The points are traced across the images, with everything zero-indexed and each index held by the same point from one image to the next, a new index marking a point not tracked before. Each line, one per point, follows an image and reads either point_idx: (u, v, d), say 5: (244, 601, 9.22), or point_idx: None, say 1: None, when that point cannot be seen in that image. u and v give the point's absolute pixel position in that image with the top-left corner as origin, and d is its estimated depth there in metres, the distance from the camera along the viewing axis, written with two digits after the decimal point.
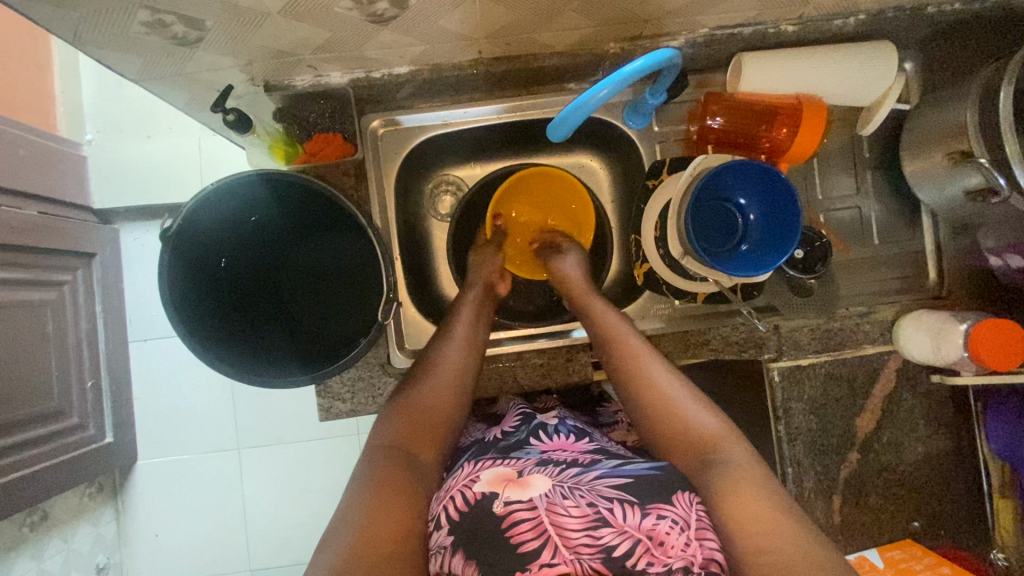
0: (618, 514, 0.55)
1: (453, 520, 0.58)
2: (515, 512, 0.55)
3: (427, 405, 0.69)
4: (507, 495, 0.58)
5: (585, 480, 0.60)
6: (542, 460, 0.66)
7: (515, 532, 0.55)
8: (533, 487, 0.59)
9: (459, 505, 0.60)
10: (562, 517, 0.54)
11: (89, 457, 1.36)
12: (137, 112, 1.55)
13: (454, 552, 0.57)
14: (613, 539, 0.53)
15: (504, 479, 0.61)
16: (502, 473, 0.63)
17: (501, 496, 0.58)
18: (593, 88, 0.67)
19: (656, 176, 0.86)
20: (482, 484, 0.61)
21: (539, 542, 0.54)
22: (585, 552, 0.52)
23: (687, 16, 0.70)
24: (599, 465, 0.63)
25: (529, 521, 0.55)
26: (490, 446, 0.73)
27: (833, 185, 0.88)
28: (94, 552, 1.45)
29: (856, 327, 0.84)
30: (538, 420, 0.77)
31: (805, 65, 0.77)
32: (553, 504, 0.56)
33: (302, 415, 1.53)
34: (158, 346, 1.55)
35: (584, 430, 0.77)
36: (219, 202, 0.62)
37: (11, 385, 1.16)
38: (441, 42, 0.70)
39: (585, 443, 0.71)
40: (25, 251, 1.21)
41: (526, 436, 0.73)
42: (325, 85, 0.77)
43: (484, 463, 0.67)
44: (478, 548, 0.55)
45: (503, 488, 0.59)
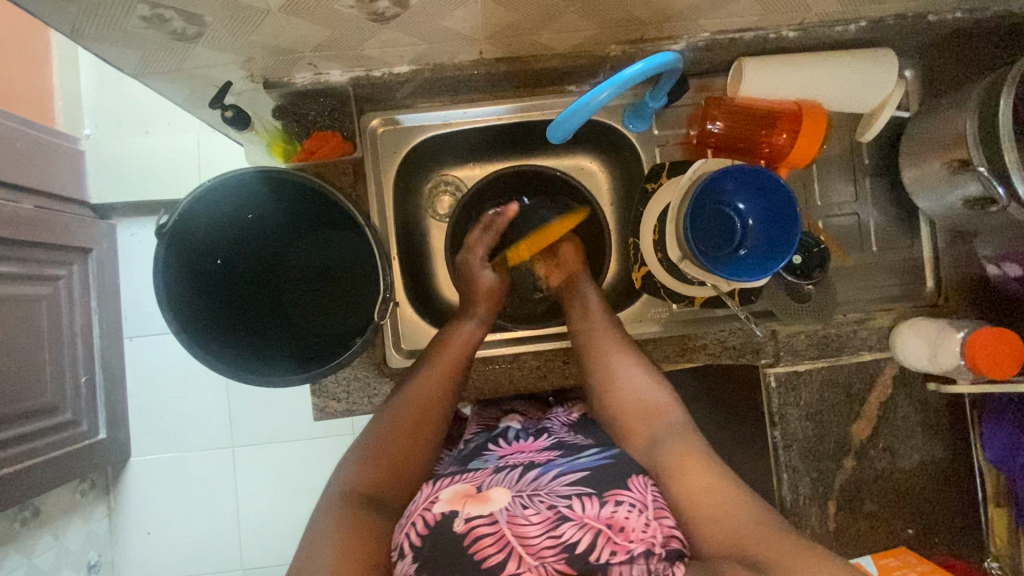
0: (577, 508, 0.55)
1: (415, 547, 0.55)
2: (477, 527, 0.53)
3: (398, 433, 0.66)
4: (468, 512, 0.55)
5: (542, 483, 0.58)
6: (500, 467, 0.64)
7: (479, 547, 0.52)
8: (495, 501, 0.56)
9: (419, 530, 0.56)
10: (524, 526, 0.53)
11: (81, 453, 1.35)
12: (137, 108, 1.54)
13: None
14: (574, 535, 0.52)
15: (463, 495, 0.58)
16: (462, 489, 0.59)
17: (461, 513, 0.55)
18: (594, 90, 0.66)
19: (655, 179, 0.85)
20: (442, 503, 0.57)
21: (503, 555, 0.52)
22: (548, 555, 0.52)
23: (688, 20, 0.70)
24: (553, 463, 0.62)
25: (491, 535, 0.53)
26: (455, 459, 0.73)
27: (832, 191, 0.88)
28: (86, 549, 1.44)
29: (854, 334, 0.85)
30: (498, 429, 0.76)
31: (805, 71, 0.76)
32: (514, 515, 0.54)
33: (298, 414, 1.52)
34: (153, 342, 1.54)
35: (541, 427, 0.75)
36: (216, 199, 0.61)
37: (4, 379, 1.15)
38: (442, 42, 0.70)
39: (543, 440, 0.70)
40: (20, 245, 1.20)
41: (485, 444, 0.73)
42: (325, 83, 0.77)
43: (444, 481, 0.62)
44: (443, 569, 0.52)
45: (463, 506, 0.56)
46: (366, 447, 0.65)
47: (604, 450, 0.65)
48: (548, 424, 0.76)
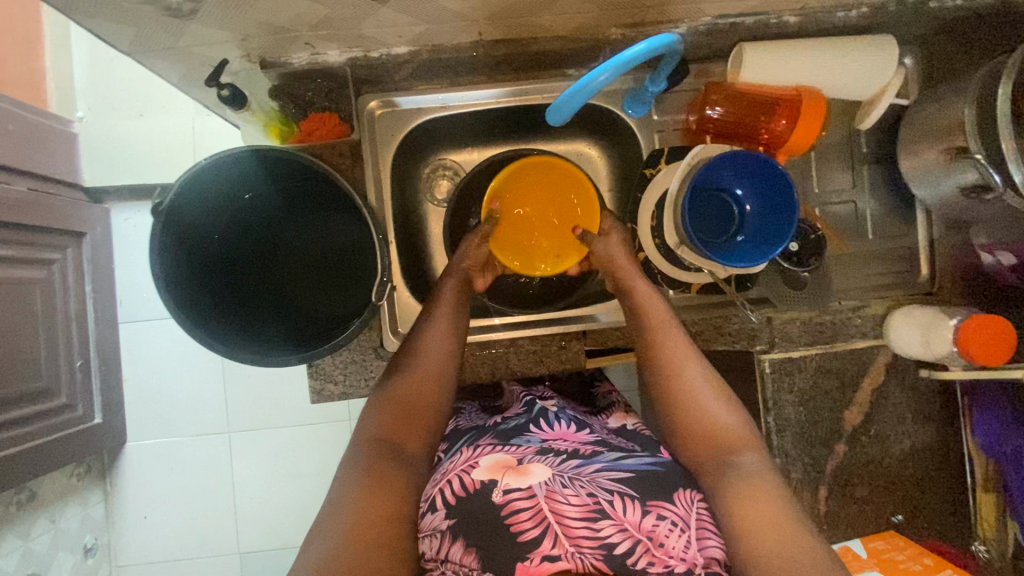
0: (618, 507, 0.57)
1: (449, 504, 0.59)
2: (514, 502, 0.57)
3: (412, 391, 0.68)
4: (507, 483, 0.59)
5: (584, 472, 0.62)
6: (543, 448, 0.68)
7: (515, 520, 0.56)
8: (533, 475, 0.60)
9: (456, 491, 0.60)
10: (562, 504, 0.56)
11: (78, 437, 1.36)
12: (129, 90, 1.53)
13: (453, 538, 0.57)
14: (614, 536, 0.55)
15: (503, 466, 0.62)
16: (502, 460, 0.64)
17: (500, 484, 0.59)
18: (592, 71, 0.66)
19: (654, 164, 0.85)
20: (480, 470, 0.63)
21: (540, 530, 0.55)
22: (586, 546, 0.54)
23: (690, 3, 0.70)
24: (599, 458, 0.65)
25: (529, 511, 0.56)
26: (490, 431, 0.76)
27: (831, 180, 0.88)
28: (82, 533, 1.45)
29: (848, 321, 0.84)
30: (539, 408, 0.80)
31: (804, 56, 0.76)
32: (553, 492, 0.58)
33: (292, 399, 1.53)
34: (147, 327, 1.54)
35: (583, 420, 0.79)
36: (211, 177, 0.60)
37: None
38: (441, 23, 0.70)
39: (586, 433, 0.74)
40: (16, 229, 1.20)
41: (526, 423, 0.76)
42: (322, 63, 0.76)
43: (483, 450, 0.69)
44: (478, 533, 0.56)
45: (502, 474, 0.60)
46: (387, 402, 0.67)
47: (655, 456, 0.67)
48: (590, 422, 0.80)
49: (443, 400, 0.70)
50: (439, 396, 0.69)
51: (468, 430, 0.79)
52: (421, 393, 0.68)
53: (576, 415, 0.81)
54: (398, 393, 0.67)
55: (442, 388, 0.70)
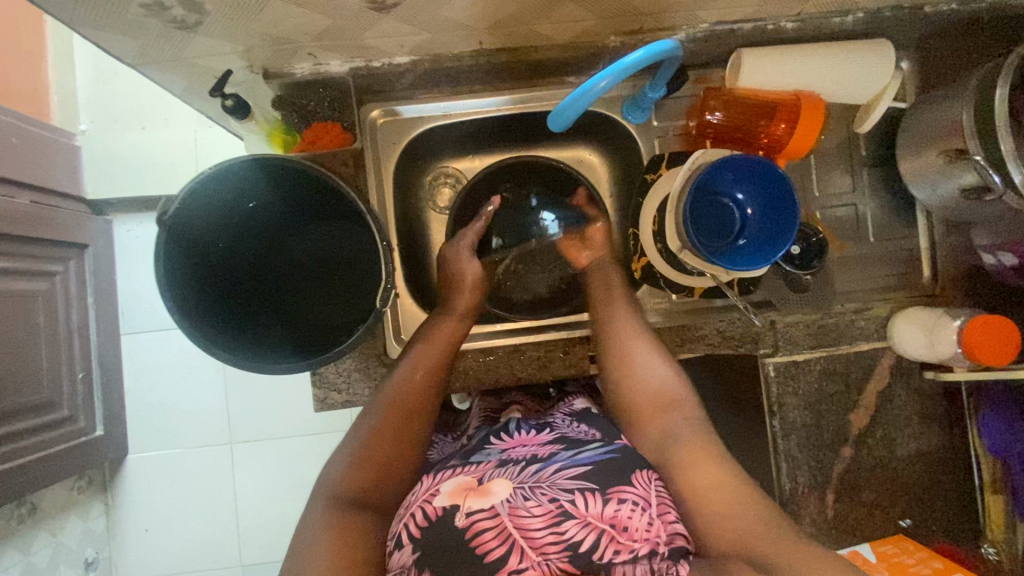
0: (580, 504, 0.56)
1: (414, 538, 0.56)
2: (478, 522, 0.54)
3: (388, 421, 0.67)
4: (469, 505, 0.56)
5: (544, 477, 0.60)
6: (502, 460, 0.66)
7: (480, 541, 0.54)
8: (495, 494, 0.57)
9: (419, 522, 0.57)
10: (525, 518, 0.54)
11: (79, 449, 1.41)
12: (135, 104, 1.56)
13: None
14: (578, 533, 0.54)
15: (464, 489, 0.59)
16: (463, 483, 0.60)
17: (462, 507, 0.56)
18: (593, 78, 0.66)
19: (655, 169, 0.86)
20: (443, 497, 0.58)
21: (505, 548, 0.53)
22: (551, 551, 0.53)
23: (688, 10, 0.71)
24: (558, 458, 0.64)
25: (492, 530, 0.54)
26: (456, 453, 0.75)
27: (832, 183, 0.89)
28: (83, 546, 1.50)
29: (850, 324, 0.85)
30: (498, 423, 0.79)
31: (802, 61, 0.77)
32: (515, 507, 0.56)
33: (295, 412, 1.59)
34: (151, 339, 1.60)
35: (543, 423, 0.78)
36: (215, 186, 0.60)
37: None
38: (442, 32, 0.70)
39: (544, 433, 0.73)
40: (13, 241, 1.22)
41: (487, 437, 0.75)
42: (324, 73, 0.77)
43: (443, 476, 0.64)
44: (444, 558, 0.54)
45: (463, 498, 0.57)
46: (359, 437, 0.66)
47: (610, 445, 0.67)
48: (551, 419, 0.79)
49: (426, 428, 0.70)
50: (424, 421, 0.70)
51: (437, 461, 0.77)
52: (403, 417, 0.68)
53: (537, 421, 0.79)
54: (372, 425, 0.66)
55: (424, 415, 0.70)
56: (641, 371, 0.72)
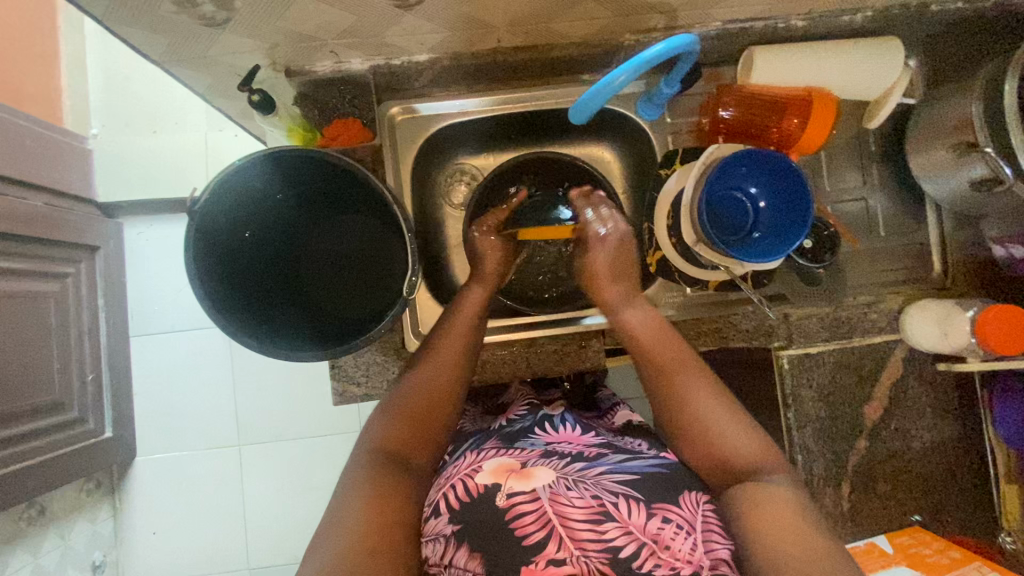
0: (623, 510, 0.57)
1: (453, 508, 0.61)
2: (519, 504, 0.57)
3: (423, 397, 0.68)
4: (511, 486, 0.60)
5: (589, 474, 0.62)
6: (547, 451, 0.69)
7: (520, 524, 0.56)
8: (538, 479, 0.61)
9: (459, 495, 0.62)
10: (566, 507, 0.57)
11: (88, 450, 1.42)
12: (146, 109, 1.58)
13: (456, 544, 0.58)
14: (619, 539, 0.55)
15: (507, 469, 0.64)
16: (506, 464, 0.65)
17: (505, 487, 0.60)
18: (612, 72, 0.67)
19: (668, 166, 0.86)
20: (485, 474, 0.64)
21: (544, 534, 0.55)
22: (591, 548, 0.54)
23: (702, 8, 0.73)
24: (604, 460, 0.66)
25: (532, 514, 0.56)
26: (495, 434, 0.78)
27: (842, 180, 0.90)
28: (91, 549, 1.50)
29: (863, 316, 0.86)
30: (544, 413, 0.82)
31: (813, 58, 0.79)
32: (557, 494, 0.58)
33: (304, 413, 1.60)
34: (158, 341, 1.61)
35: (589, 424, 0.81)
36: (246, 176, 0.61)
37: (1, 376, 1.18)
38: (461, 31, 0.72)
39: (591, 436, 0.75)
40: (22, 242, 1.24)
41: (531, 426, 0.78)
42: (345, 72, 0.78)
43: (487, 455, 0.70)
44: (483, 539, 0.57)
45: (506, 478, 0.61)
46: (395, 407, 0.68)
47: (660, 458, 0.68)
48: (596, 425, 0.81)
49: (452, 415, 0.70)
50: (449, 413, 0.69)
51: (473, 433, 0.82)
52: (426, 407, 0.68)
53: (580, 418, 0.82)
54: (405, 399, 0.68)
55: (456, 393, 0.70)
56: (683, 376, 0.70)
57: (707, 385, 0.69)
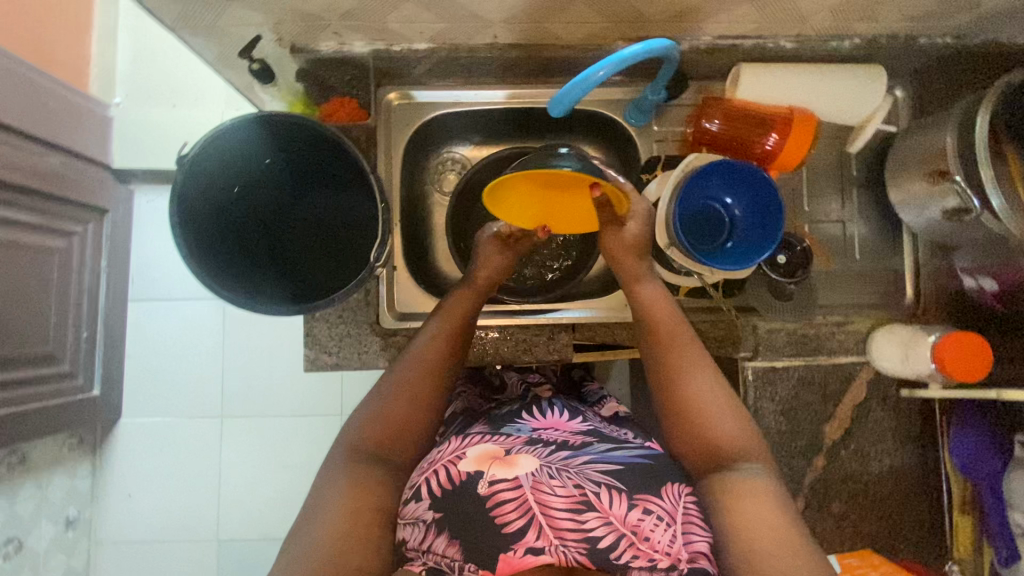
0: (604, 501, 0.59)
1: (436, 495, 0.62)
2: (500, 492, 0.59)
3: (401, 411, 0.68)
4: (493, 473, 0.61)
5: (572, 463, 0.64)
6: (532, 439, 0.71)
7: (500, 511, 0.59)
8: (520, 467, 0.62)
9: (442, 482, 0.63)
10: (548, 496, 0.59)
11: (75, 405, 1.46)
12: (167, 83, 1.64)
13: (437, 531, 0.60)
14: (599, 529, 0.57)
15: (489, 457, 0.65)
16: (490, 451, 0.67)
17: (487, 474, 0.61)
18: (593, 67, 0.70)
19: (650, 171, 0.89)
20: (468, 461, 0.65)
21: (524, 522, 0.58)
22: (570, 538, 0.57)
23: (692, 20, 0.76)
24: (589, 449, 0.68)
25: (513, 502, 0.59)
26: (484, 418, 0.81)
27: (823, 202, 0.91)
28: (66, 504, 1.53)
29: (831, 335, 0.87)
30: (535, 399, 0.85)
31: (798, 78, 0.82)
32: (539, 482, 0.60)
33: (286, 391, 1.62)
34: (154, 308, 1.65)
35: (577, 410, 0.83)
36: (235, 136, 0.65)
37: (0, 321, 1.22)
38: (459, 23, 0.76)
39: (577, 423, 0.78)
40: (35, 196, 1.30)
41: (519, 411, 0.80)
42: (347, 53, 0.82)
43: (472, 440, 0.71)
44: (460, 524, 0.59)
45: (489, 465, 0.63)
46: (378, 408, 0.68)
47: (646, 449, 0.70)
48: (585, 411, 0.84)
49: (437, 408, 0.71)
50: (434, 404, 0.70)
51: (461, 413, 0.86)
52: (413, 405, 0.68)
53: (570, 404, 0.85)
54: (387, 404, 0.68)
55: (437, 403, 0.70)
56: (691, 379, 0.68)
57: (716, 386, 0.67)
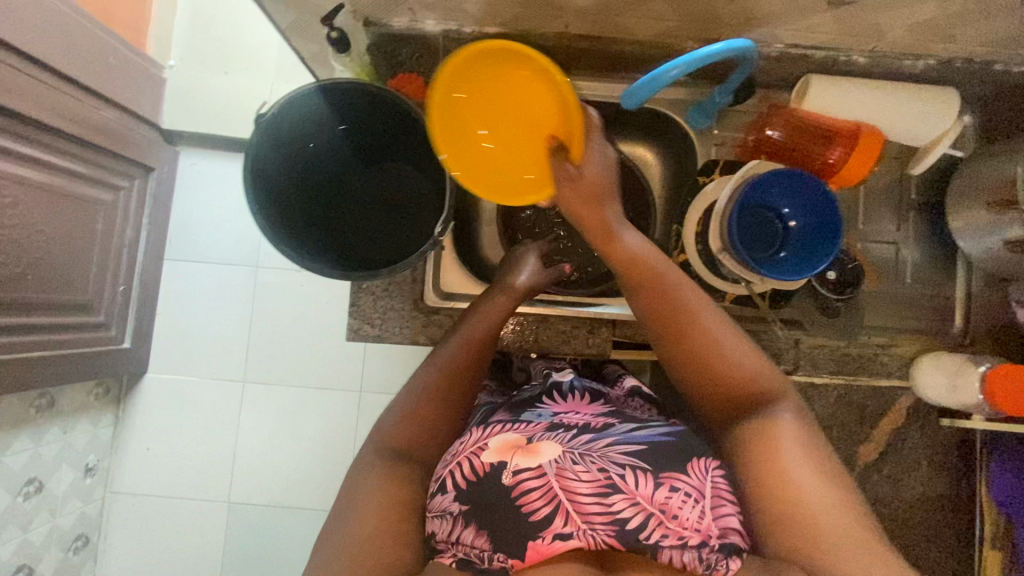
0: (630, 481, 0.59)
1: (460, 486, 0.64)
2: (524, 481, 0.61)
3: (426, 411, 0.71)
4: (517, 463, 0.62)
5: (595, 447, 0.65)
6: (553, 423, 0.71)
7: (526, 499, 0.60)
8: (543, 454, 0.64)
9: (467, 473, 0.64)
10: (573, 482, 0.60)
11: (105, 355, 1.49)
12: (220, 48, 1.66)
13: (465, 523, 0.62)
14: (625, 510, 0.58)
15: (512, 446, 0.66)
16: (512, 439, 0.67)
17: (510, 464, 0.63)
18: (667, 63, 0.67)
19: (707, 172, 0.89)
20: (490, 452, 0.66)
21: (550, 508, 0.59)
22: (597, 522, 0.58)
23: (767, 26, 0.75)
24: (611, 431, 0.68)
25: (538, 490, 0.60)
26: (505, 405, 0.82)
27: (878, 224, 0.90)
28: (88, 451, 1.57)
29: (874, 357, 0.86)
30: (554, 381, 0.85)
31: (867, 95, 0.81)
32: (563, 469, 0.61)
33: (308, 362, 1.64)
34: (189, 269, 1.68)
35: (596, 393, 0.84)
36: (312, 102, 0.66)
37: (43, 267, 1.26)
38: (534, 10, 0.76)
39: (597, 405, 0.79)
40: (86, 147, 1.33)
41: (539, 396, 0.82)
42: (419, 31, 0.83)
43: (492, 430, 0.71)
44: (484, 511, 0.61)
45: (511, 455, 0.64)
46: (404, 404, 0.70)
47: (669, 426, 0.69)
48: (606, 392, 0.85)
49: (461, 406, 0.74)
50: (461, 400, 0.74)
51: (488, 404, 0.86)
52: (438, 407, 0.72)
53: (590, 387, 0.86)
54: (415, 402, 0.71)
55: (460, 405, 0.74)
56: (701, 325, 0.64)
57: (729, 335, 0.64)
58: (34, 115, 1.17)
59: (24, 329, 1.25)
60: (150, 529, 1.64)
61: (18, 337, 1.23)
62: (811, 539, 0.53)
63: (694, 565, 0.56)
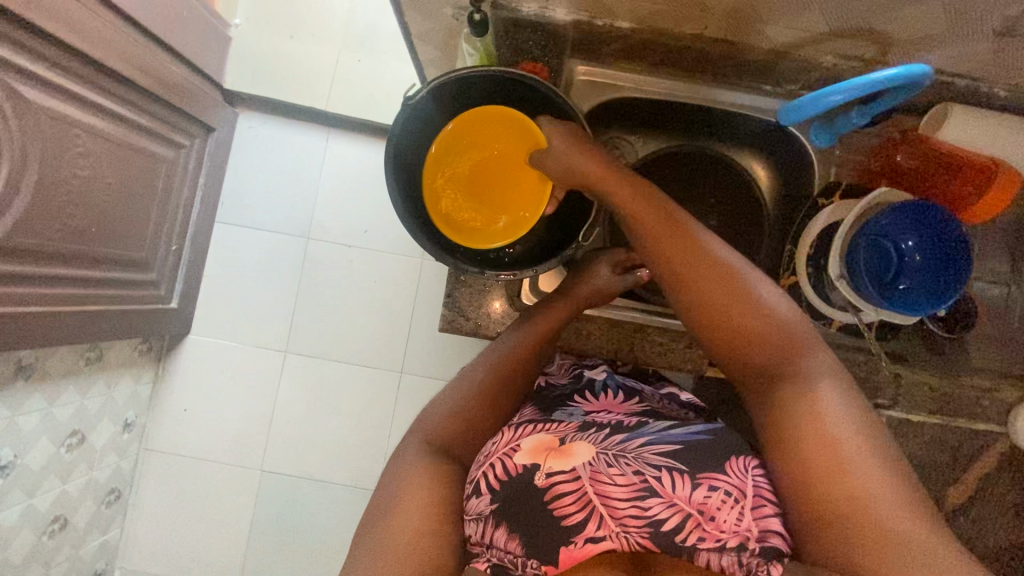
0: (667, 485, 0.55)
1: (494, 489, 0.59)
2: (558, 484, 0.56)
3: (470, 404, 0.71)
4: (550, 465, 0.58)
5: (630, 447, 0.60)
6: (585, 423, 0.66)
7: (559, 504, 0.56)
8: (576, 456, 0.59)
9: (498, 475, 0.59)
10: (607, 486, 0.56)
11: (154, 313, 1.46)
12: (289, 11, 1.62)
13: (495, 524, 0.57)
14: (662, 512, 0.54)
15: (545, 447, 0.61)
16: (544, 440, 0.62)
17: (543, 466, 0.58)
18: (831, 87, 0.68)
19: (827, 195, 0.85)
20: (522, 453, 0.61)
21: (583, 514, 0.55)
22: (631, 526, 0.54)
23: (921, 49, 0.71)
24: (645, 431, 0.63)
25: (572, 494, 0.56)
26: (533, 399, 0.78)
27: (988, 263, 0.87)
28: (128, 407, 1.56)
29: (973, 399, 0.86)
30: (585, 379, 0.80)
31: (1011, 131, 0.78)
32: (598, 472, 0.57)
33: (352, 338, 1.63)
34: (240, 234, 1.64)
35: (632, 388, 0.80)
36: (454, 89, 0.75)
37: (105, 221, 1.23)
38: (676, 9, 0.72)
39: (631, 405, 0.74)
40: (153, 100, 1.29)
41: (570, 394, 0.77)
42: (546, 19, 0.79)
43: (525, 430, 0.66)
44: (520, 515, 0.56)
45: (544, 457, 0.59)
46: (452, 400, 0.71)
47: (705, 425, 0.64)
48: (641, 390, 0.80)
49: (509, 406, 0.74)
50: (517, 396, 0.75)
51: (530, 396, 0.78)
52: (485, 411, 0.71)
53: (625, 383, 0.81)
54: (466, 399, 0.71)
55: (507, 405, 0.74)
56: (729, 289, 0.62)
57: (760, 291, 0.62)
58: (101, 60, 1.12)
59: (81, 282, 1.22)
60: (180, 490, 1.63)
61: (74, 289, 1.21)
62: (860, 556, 0.48)
63: (733, 569, 0.51)
